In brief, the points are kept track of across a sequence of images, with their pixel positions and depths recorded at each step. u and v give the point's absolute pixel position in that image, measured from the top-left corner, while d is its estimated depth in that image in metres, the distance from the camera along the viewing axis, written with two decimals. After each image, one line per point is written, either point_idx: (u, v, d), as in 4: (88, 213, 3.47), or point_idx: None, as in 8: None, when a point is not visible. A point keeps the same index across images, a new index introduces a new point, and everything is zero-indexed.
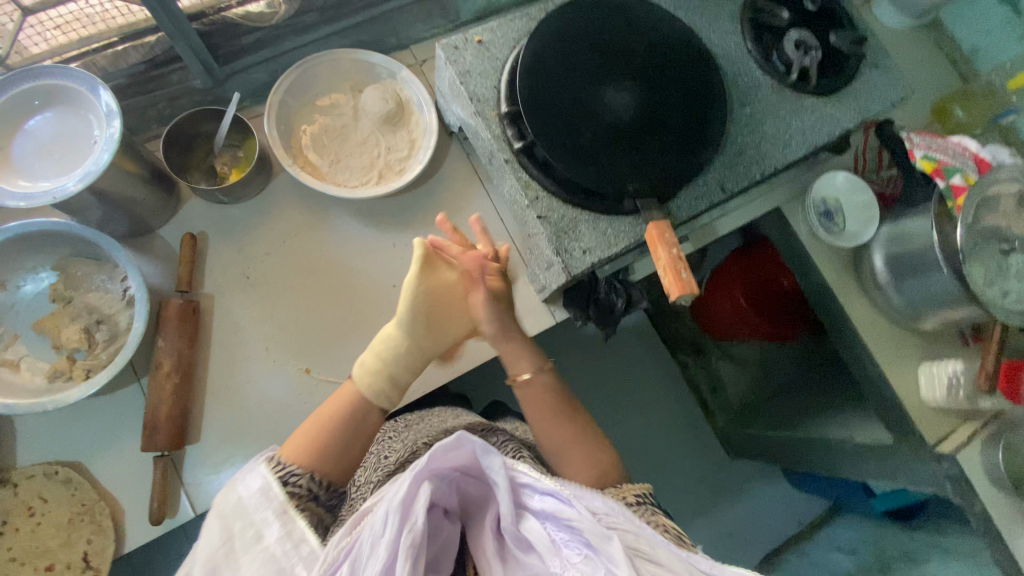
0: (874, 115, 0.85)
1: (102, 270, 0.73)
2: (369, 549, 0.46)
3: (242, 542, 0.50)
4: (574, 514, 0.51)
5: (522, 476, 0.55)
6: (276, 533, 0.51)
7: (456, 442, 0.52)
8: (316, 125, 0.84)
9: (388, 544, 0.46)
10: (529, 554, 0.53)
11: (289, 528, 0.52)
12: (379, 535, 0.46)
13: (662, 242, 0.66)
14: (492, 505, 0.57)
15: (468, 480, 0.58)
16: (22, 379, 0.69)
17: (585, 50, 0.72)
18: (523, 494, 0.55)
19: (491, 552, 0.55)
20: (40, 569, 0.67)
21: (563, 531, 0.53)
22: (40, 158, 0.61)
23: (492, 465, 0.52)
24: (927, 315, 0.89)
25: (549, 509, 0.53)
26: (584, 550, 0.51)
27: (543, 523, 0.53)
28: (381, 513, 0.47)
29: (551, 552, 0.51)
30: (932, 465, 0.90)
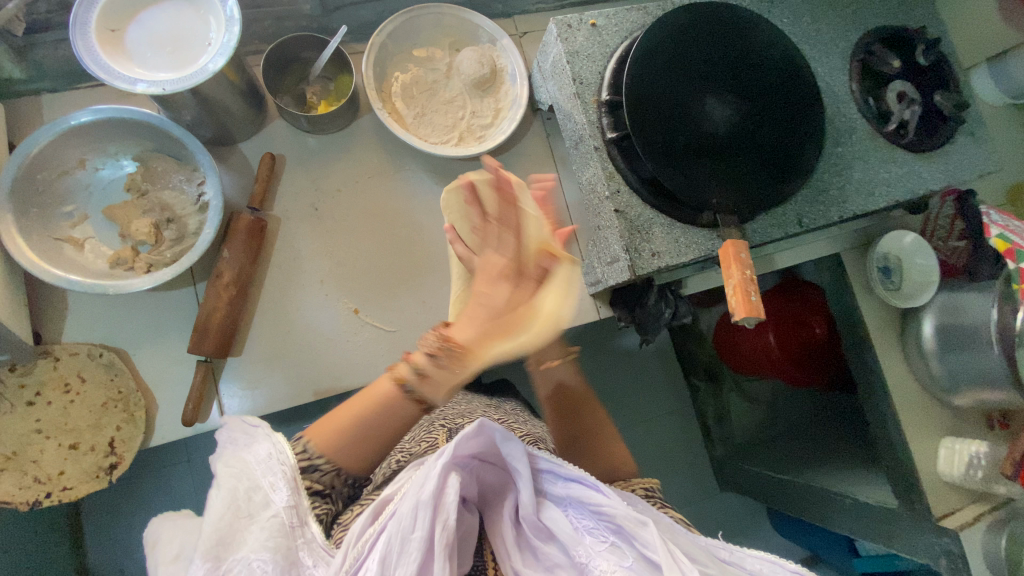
0: (962, 183, 0.84)
1: (180, 171, 0.73)
2: (400, 547, 0.44)
3: (247, 510, 0.46)
4: (605, 499, 0.53)
5: (543, 461, 0.56)
6: (283, 499, 0.46)
7: (477, 431, 0.51)
8: (409, 75, 0.84)
9: (421, 540, 0.45)
10: (548, 544, 0.54)
11: (297, 501, 0.47)
12: (409, 531, 0.45)
13: (737, 262, 0.66)
14: (511, 494, 0.57)
15: (487, 469, 0.57)
16: (85, 258, 0.70)
17: (697, 55, 0.72)
18: (542, 479, 0.57)
19: (509, 542, 0.55)
20: (64, 445, 0.68)
21: (588, 518, 0.54)
22: (152, 48, 0.61)
23: (513, 451, 0.53)
24: (963, 392, 0.88)
25: (573, 493, 0.55)
26: (608, 538, 0.53)
27: (566, 511, 0.55)
28: (409, 507, 0.46)
29: (575, 540, 0.53)
30: (932, 537, 0.90)
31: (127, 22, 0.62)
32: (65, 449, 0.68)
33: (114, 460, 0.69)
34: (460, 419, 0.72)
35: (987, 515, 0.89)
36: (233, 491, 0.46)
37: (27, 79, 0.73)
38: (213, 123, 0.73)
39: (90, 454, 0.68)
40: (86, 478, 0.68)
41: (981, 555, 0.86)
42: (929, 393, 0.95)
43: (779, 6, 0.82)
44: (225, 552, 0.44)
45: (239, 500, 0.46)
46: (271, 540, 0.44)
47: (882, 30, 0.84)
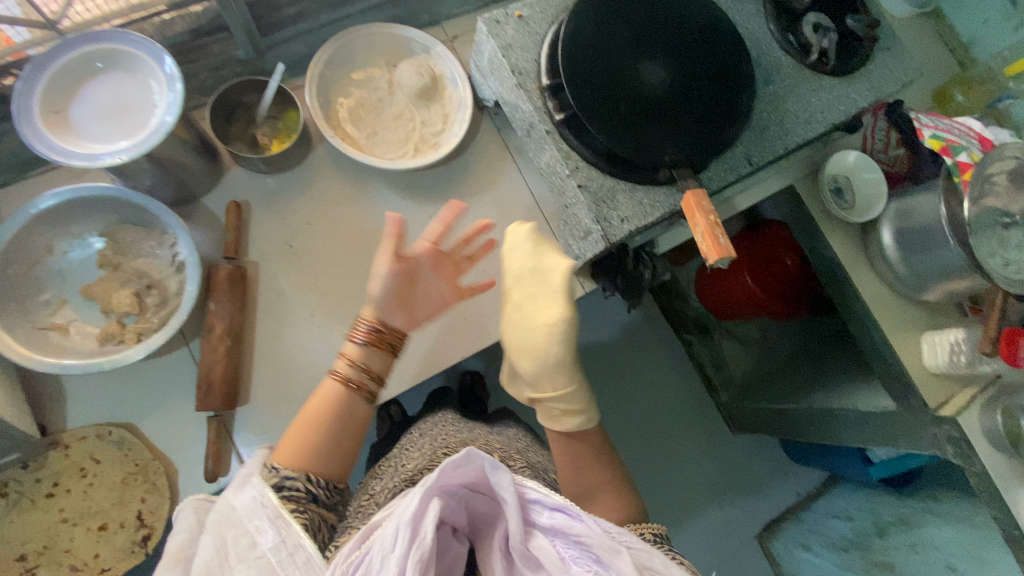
0: (887, 96, 0.89)
1: (150, 236, 0.74)
2: (380, 568, 0.43)
3: (235, 552, 0.48)
4: (583, 527, 0.50)
5: (530, 492, 0.53)
6: (269, 541, 0.49)
7: (464, 459, 0.49)
8: (353, 99, 0.86)
9: (398, 564, 0.43)
10: (536, 572, 0.51)
11: (283, 535, 0.50)
12: (389, 553, 0.43)
13: (700, 209, 0.69)
14: (500, 523, 0.55)
15: (476, 496, 0.55)
16: (73, 341, 0.70)
17: (622, 26, 0.75)
18: (530, 510, 0.53)
19: (497, 571, 0.52)
20: (92, 529, 0.69)
21: (573, 548, 0.51)
22: (99, 121, 0.62)
23: (501, 483, 0.50)
24: (932, 287, 0.94)
25: (558, 525, 0.51)
26: (591, 567, 0.49)
27: (552, 541, 0.51)
28: (390, 530, 0.44)
29: (559, 568, 0.49)
30: (934, 428, 0.95)
31: (67, 100, 0.63)
32: (94, 532, 0.69)
33: (146, 532, 0.69)
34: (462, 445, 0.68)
35: (980, 396, 0.95)
36: (221, 533, 0.49)
37: None
38: (172, 183, 0.73)
39: (121, 530, 0.69)
40: (122, 555, 0.69)
41: (983, 434, 0.91)
42: (902, 296, 1.01)
43: None
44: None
45: (228, 543, 0.48)
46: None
47: None
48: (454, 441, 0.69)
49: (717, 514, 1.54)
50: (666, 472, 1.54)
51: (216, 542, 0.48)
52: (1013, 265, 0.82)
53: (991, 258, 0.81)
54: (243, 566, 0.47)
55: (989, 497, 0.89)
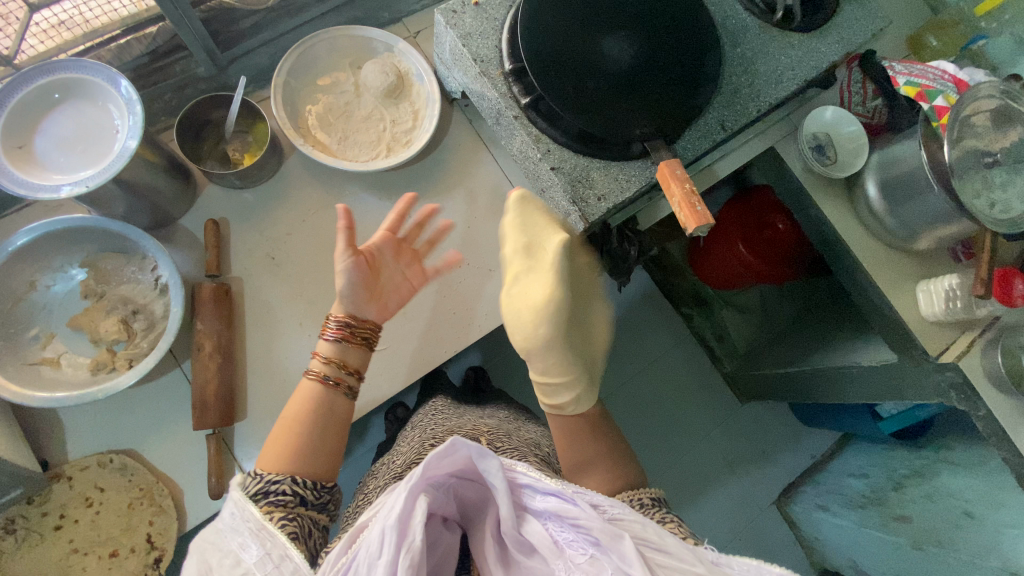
0: (857, 46, 0.88)
1: (131, 262, 0.74)
2: (368, 573, 0.42)
3: (220, 571, 0.45)
4: (580, 511, 0.49)
5: (522, 476, 0.52)
6: (254, 554, 0.46)
7: (450, 448, 0.49)
8: (320, 105, 0.85)
9: (386, 566, 0.42)
10: (531, 557, 0.50)
11: (269, 547, 0.47)
12: (377, 556, 0.42)
13: (674, 179, 0.69)
14: (491, 510, 0.54)
15: (464, 484, 0.55)
16: (64, 373, 0.71)
17: (580, 3, 0.74)
18: (523, 494, 0.52)
19: (492, 559, 0.51)
20: (104, 555, 0.71)
21: (567, 531, 0.50)
22: (64, 152, 0.62)
23: (489, 469, 0.49)
24: (922, 235, 0.93)
25: (552, 508, 0.50)
26: (589, 550, 0.48)
27: (545, 525, 0.51)
28: (377, 532, 0.43)
29: (553, 553, 0.49)
30: (936, 376, 0.95)
31: (31, 135, 0.63)
32: (107, 558, 0.71)
33: (157, 554, 0.71)
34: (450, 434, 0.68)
35: (979, 339, 0.94)
36: (203, 556, 0.46)
37: None
38: (147, 207, 0.73)
39: (132, 554, 0.72)
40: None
41: (985, 377, 0.91)
42: (892, 247, 1.00)
43: None
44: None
45: (210, 566, 0.45)
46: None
47: None
48: (442, 431, 0.69)
49: (733, 483, 1.54)
50: (677, 447, 1.54)
51: (196, 566, 0.45)
52: (999, 206, 0.81)
53: (977, 199, 0.81)
54: None
55: (998, 440, 0.89)
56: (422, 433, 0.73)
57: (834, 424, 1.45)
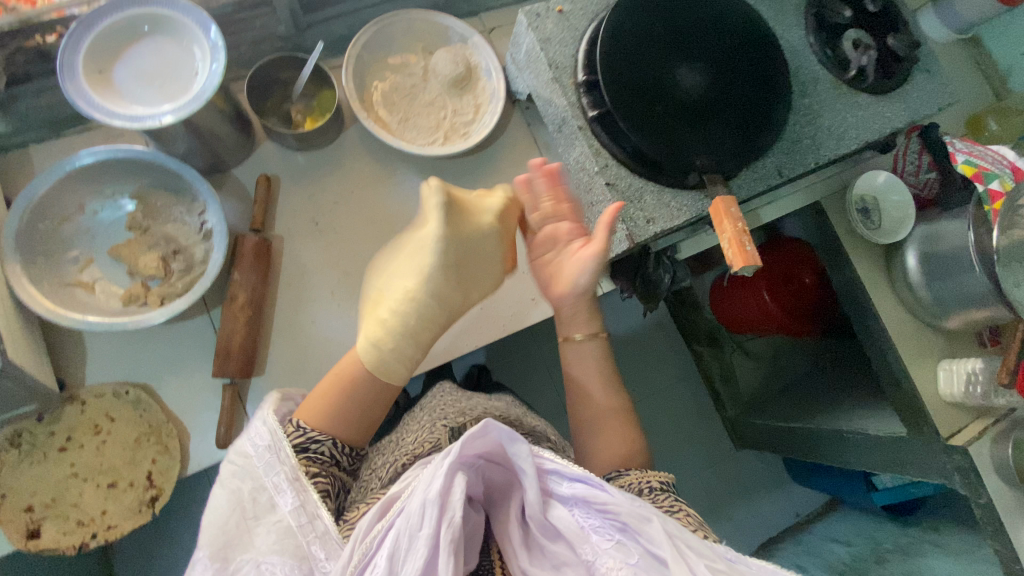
0: (922, 117, 0.88)
1: (179, 203, 0.75)
2: (409, 544, 0.44)
3: (254, 512, 0.48)
4: (609, 497, 0.50)
5: (548, 463, 0.54)
6: (288, 503, 0.49)
7: (482, 429, 0.49)
8: (387, 82, 0.86)
9: (429, 538, 0.44)
10: (556, 542, 0.51)
11: (302, 500, 0.49)
12: (418, 527, 0.44)
13: (728, 216, 0.69)
14: (517, 493, 0.54)
15: (492, 469, 0.54)
16: (96, 299, 0.71)
17: (663, 27, 0.75)
18: (548, 480, 0.54)
19: (516, 540, 0.52)
20: (102, 485, 0.69)
21: (593, 516, 0.51)
22: (141, 85, 0.63)
23: (519, 453, 0.50)
24: (953, 314, 0.93)
25: (579, 494, 0.52)
26: (614, 536, 0.50)
27: (571, 510, 0.52)
28: (417, 505, 0.45)
29: (580, 538, 0.50)
30: (942, 457, 0.94)
31: (112, 63, 0.63)
32: (103, 489, 0.69)
33: (154, 493, 0.70)
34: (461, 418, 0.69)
35: (993, 428, 0.93)
36: (239, 493, 0.50)
37: (14, 132, 0.75)
38: (206, 152, 0.74)
39: (129, 489, 0.69)
40: (129, 514, 0.69)
41: (993, 467, 0.90)
42: (920, 320, 1.00)
43: None
44: (230, 552, 0.47)
45: (244, 505, 0.49)
46: (277, 543, 0.47)
47: None
48: (454, 412, 0.69)
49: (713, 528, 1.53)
50: (665, 482, 1.53)
51: (232, 500, 0.49)
52: None
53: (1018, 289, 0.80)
54: (263, 530, 0.48)
55: (994, 532, 0.88)
56: (432, 414, 0.73)
57: (826, 486, 1.43)
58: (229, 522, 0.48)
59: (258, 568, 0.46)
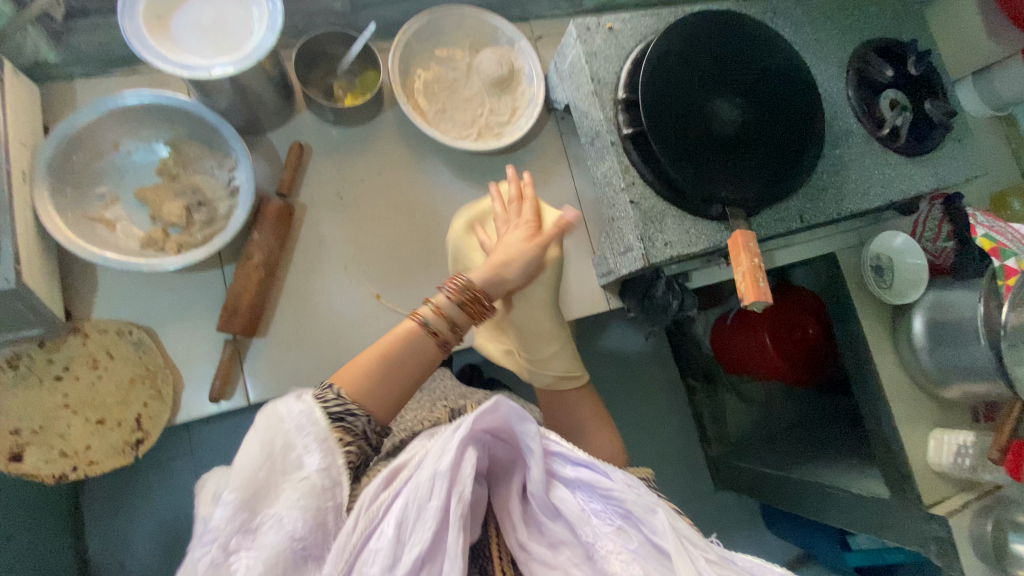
0: (948, 186, 0.89)
1: (212, 156, 0.76)
2: (418, 514, 0.48)
3: (283, 469, 0.48)
4: (614, 484, 0.53)
5: (554, 445, 0.56)
6: (316, 464, 0.49)
7: (494, 406, 0.53)
8: (430, 72, 0.88)
9: (437, 510, 0.48)
10: (555, 522, 0.54)
11: (328, 462, 0.50)
12: (426, 499, 0.48)
13: (746, 251, 0.70)
14: (518, 473, 0.57)
15: (499, 444, 0.57)
16: (116, 237, 0.72)
17: (707, 59, 0.77)
18: (553, 461, 0.56)
19: (515, 516, 0.55)
20: (90, 421, 0.69)
21: (595, 501, 0.54)
22: (195, 36, 0.65)
23: (527, 432, 0.53)
24: (951, 384, 0.93)
25: (583, 478, 0.55)
26: (615, 521, 0.53)
27: (574, 493, 0.55)
28: (426, 476, 0.49)
29: (582, 519, 0.53)
30: (922, 525, 0.94)
31: (171, 11, 0.65)
32: (91, 425, 0.69)
33: (141, 436, 0.70)
34: (458, 404, 0.70)
35: (975, 503, 0.93)
36: (271, 446, 0.49)
37: (62, 64, 0.77)
38: (245, 112, 0.76)
39: (117, 429, 0.69)
40: (112, 453, 0.69)
41: (970, 543, 0.90)
42: (919, 385, 1.00)
43: (781, 16, 0.88)
44: (259, 505, 0.46)
45: (274, 458, 0.48)
46: (300, 501, 0.47)
47: (874, 43, 0.90)
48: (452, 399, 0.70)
49: None
50: None
51: (266, 450, 0.48)
52: None
53: None
54: (288, 488, 0.48)
55: None
56: (427, 402, 0.74)
57: (800, 538, 1.43)
58: (261, 474, 0.47)
59: (281, 521, 0.45)
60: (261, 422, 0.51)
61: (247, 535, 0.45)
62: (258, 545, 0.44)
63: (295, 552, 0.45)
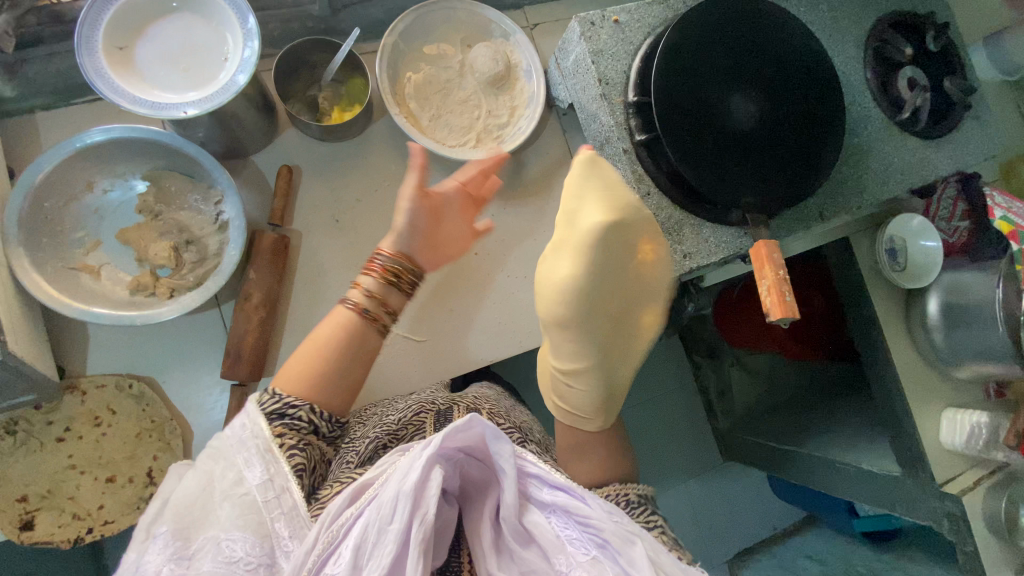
0: (969, 168, 0.86)
1: (195, 189, 0.70)
2: (377, 538, 0.43)
3: (223, 486, 0.47)
4: (591, 510, 0.50)
5: (530, 466, 0.53)
6: (257, 476, 0.47)
7: (467, 425, 0.50)
8: (421, 75, 0.81)
9: (398, 533, 0.43)
10: (527, 549, 0.51)
11: (272, 472, 0.48)
12: (387, 522, 0.43)
13: (770, 262, 0.67)
14: (494, 492, 0.53)
15: (471, 462, 0.54)
16: (101, 286, 0.67)
17: (721, 52, 0.71)
18: (529, 484, 0.54)
19: (487, 541, 0.51)
20: (99, 480, 0.66)
21: (571, 528, 0.51)
22: (165, 66, 0.58)
23: (502, 452, 0.51)
24: (966, 365, 0.93)
25: (560, 503, 0.52)
26: (591, 550, 0.50)
27: (550, 518, 0.52)
28: (388, 497, 0.44)
29: (556, 546, 0.50)
30: (934, 502, 0.95)
31: (135, 36, 0.58)
32: (101, 484, 0.66)
33: (153, 491, 0.67)
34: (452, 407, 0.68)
35: (987, 478, 0.95)
36: (210, 468, 0.48)
37: (19, 97, 0.70)
38: (226, 138, 0.70)
39: (128, 485, 0.67)
40: (126, 511, 0.66)
41: (982, 518, 0.92)
42: (931, 366, 1.00)
43: None
44: (195, 531, 0.45)
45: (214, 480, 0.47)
46: (240, 517, 0.45)
47: (895, 16, 0.85)
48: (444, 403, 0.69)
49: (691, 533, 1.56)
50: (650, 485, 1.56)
51: (203, 474, 0.48)
52: None
53: None
54: (227, 505, 0.46)
55: None
56: (415, 399, 0.73)
57: (806, 503, 1.47)
58: (197, 500, 0.46)
59: (219, 542, 0.44)
60: (209, 447, 0.50)
61: (182, 562, 0.43)
62: (194, 572, 0.43)
63: (234, 574, 0.43)
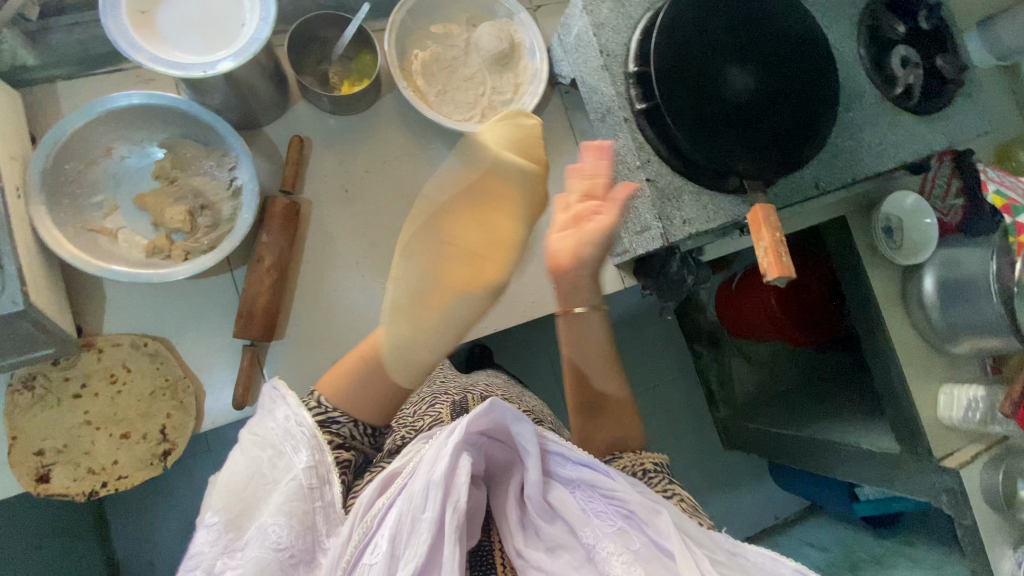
0: (962, 143, 0.88)
1: (210, 156, 0.73)
2: (412, 526, 0.45)
3: (271, 476, 0.49)
4: (615, 483, 0.53)
5: (551, 444, 0.55)
6: (304, 462, 0.50)
7: (488, 409, 0.51)
8: (428, 52, 0.84)
9: (432, 521, 0.44)
10: (554, 525, 0.52)
11: (316, 460, 0.50)
12: (421, 510, 0.45)
13: (767, 225, 0.69)
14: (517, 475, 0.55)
15: (496, 446, 0.55)
16: (118, 247, 0.70)
17: (719, 25, 0.73)
18: (550, 461, 0.55)
19: (513, 520, 0.52)
20: (114, 436, 0.68)
21: (596, 502, 0.53)
22: (185, 31, 0.61)
23: (523, 432, 0.52)
24: (962, 339, 0.94)
25: (583, 478, 0.54)
26: (617, 521, 0.51)
27: (573, 493, 0.54)
28: (420, 486, 0.46)
29: (581, 520, 0.51)
30: (932, 476, 0.96)
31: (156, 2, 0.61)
32: (116, 439, 0.68)
33: (167, 447, 0.69)
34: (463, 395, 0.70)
35: (984, 453, 0.96)
36: (258, 456, 0.50)
37: (41, 66, 0.72)
38: (240, 106, 0.73)
39: (142, 441, 0.69)
40: (139, 466, 0.68)
41: (981, 492, 0.93)
42: (928, 343, 1.01)
43: None
44: (245, 521, 0.47)
45: (260, 465, 0.50)
46: (288, 505, 0.47)
47: None
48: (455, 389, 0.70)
49: None
50: None
51: (252, 463, 0.50)
52: None
53: None
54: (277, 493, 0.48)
55: (973, 551, 0.92)
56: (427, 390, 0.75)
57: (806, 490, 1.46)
58: (248, 488, 0.48)
59: (266, 530, 0.46)
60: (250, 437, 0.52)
61: (232, 554, 0.46)
62: (243, 560, 0.45)
63: (279, 561, 0.45)
